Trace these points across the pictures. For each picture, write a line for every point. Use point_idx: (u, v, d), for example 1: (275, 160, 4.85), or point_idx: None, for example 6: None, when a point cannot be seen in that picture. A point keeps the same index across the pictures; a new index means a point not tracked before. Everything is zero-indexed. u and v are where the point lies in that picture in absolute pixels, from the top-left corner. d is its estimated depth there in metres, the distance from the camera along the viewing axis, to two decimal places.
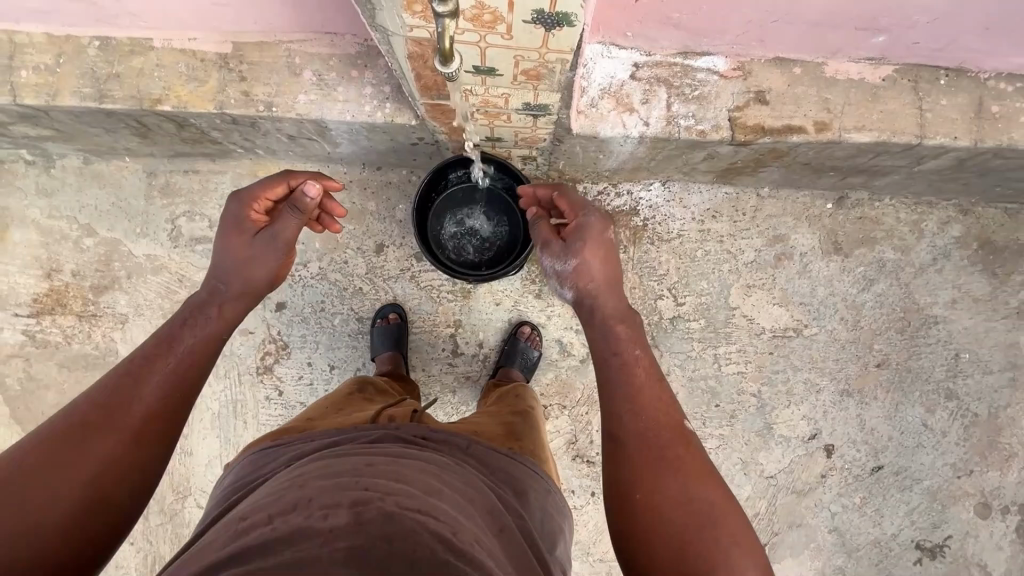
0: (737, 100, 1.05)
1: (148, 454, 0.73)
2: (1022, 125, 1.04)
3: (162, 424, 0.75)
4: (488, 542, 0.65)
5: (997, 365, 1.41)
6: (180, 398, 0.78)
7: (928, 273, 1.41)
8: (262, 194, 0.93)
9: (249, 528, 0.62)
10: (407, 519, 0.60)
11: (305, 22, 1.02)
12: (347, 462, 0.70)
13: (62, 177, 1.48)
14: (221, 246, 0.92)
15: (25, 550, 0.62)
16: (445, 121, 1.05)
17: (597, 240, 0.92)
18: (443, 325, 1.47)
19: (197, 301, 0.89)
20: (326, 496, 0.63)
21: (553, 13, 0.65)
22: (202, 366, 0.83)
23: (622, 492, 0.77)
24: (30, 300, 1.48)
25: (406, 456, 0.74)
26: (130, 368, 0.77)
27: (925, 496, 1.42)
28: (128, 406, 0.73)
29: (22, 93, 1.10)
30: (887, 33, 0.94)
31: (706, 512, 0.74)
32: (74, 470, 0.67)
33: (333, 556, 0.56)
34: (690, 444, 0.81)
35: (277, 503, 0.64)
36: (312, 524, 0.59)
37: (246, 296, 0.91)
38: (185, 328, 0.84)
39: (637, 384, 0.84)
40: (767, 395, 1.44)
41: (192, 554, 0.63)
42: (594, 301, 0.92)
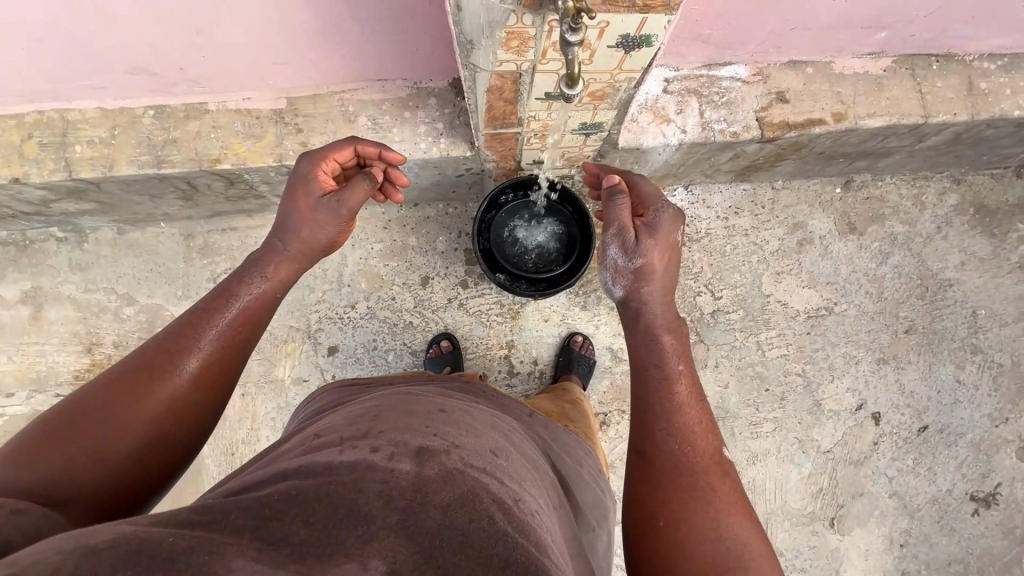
0: (761, 102, 1.15)
1: (211, 395, 0.78)
2: (1009, 97, 1.17)
3: (218, 373, 0.79)
4: (541, 513, 0.66)
5: (1011, 316, 1.53)
6: (235, 350, 0.82)
7: (936, 241, 1.53)
8: (331, 154, 0.94)
9: (323, 447, 0.64)
10: (467, 483, 0.60)
11: (359, 72, 1.09)
12: (417, 407, 0.73)
13: (96, 250, 1.47)
14: (288, 203, 0.93)
15: (94, 474, 0.66)
16: (499, 149, 1.11)
17: (666, 240, 0.96)
18: (496, 347, 1.49)
19: (257, 255, 0.92)
20: (396, 434, 0.65)
21: (637, 36, 0.73)
22: (255, 322, 0.85)
23: (650, 517, 0.77)
24: (72, 378, 1.44)
25: (471, 415, 0.77)
26: (190, 319, 0.80)
27: (970, 448, 1.51)
28: (188, 353, 0.77)
29: (77, 167, 1.11)
30: (889, 29, 1.06)
31: (733, 553, 0.73)
32: (139, 406, 0.71)
33: (387, 519, 0.53)
34: (727, 476, 0.81)
35: (352, 430, 0.67)
36: (376, 462, 0.60)
37: (301, 258, 0.93)
38: (243, 284, 0.86)
39: (676, 403, 0.85)
40: (811, 373, 1.51)
41: (272, 458, 0.68)
42: (640, 305, 0.95)
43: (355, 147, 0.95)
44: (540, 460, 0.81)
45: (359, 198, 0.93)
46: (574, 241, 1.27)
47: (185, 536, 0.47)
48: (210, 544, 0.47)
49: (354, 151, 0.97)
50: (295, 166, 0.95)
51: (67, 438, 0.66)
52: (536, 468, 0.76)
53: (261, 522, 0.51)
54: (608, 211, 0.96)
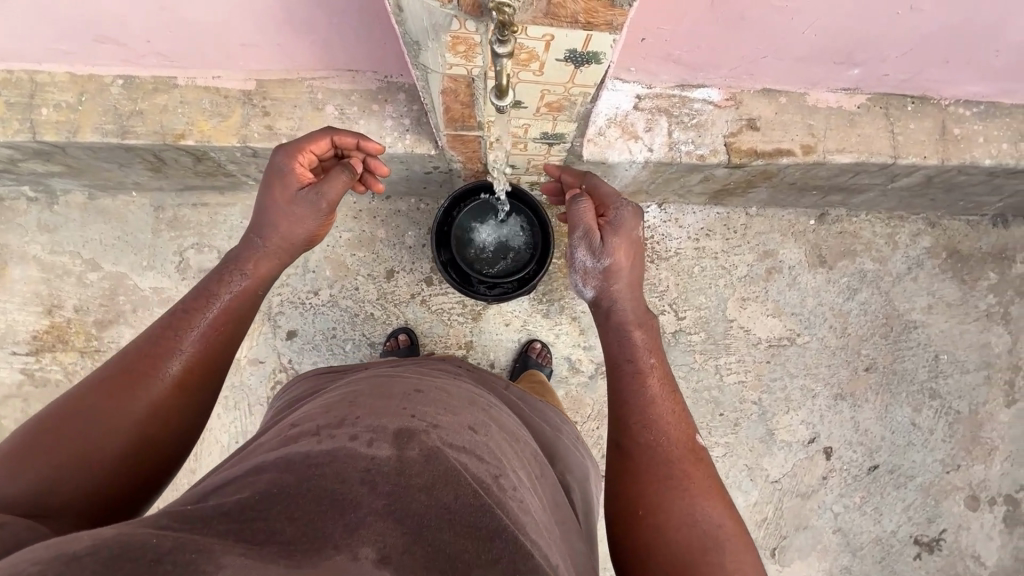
0: (731, 127, 1.15)
1: (194, 396, 0.77)
2: (981, 146, 1.17)
3: (200, 375, 0.79)
4: (521, 484, 0.71)
5: (972, 364, 1.52)
6: (218, 351, 0.81)
7: (905, 281, 1.53)
8: (307, 146, 0.92)
9: (297, 437, 0.66)
10: (449, 462, 0.64)
11: (329, 61, 1.08)
12: (393, 388, 0.76)
13: (66, 213, 1.47)
14: (264, 194, 0.91)
15: (81, 482, 0.66)
16: (463, 150, 1.11)
17: (630, 238, 0.95)
18: (454, 347, 1.49)
19: (236, 253, 0.91)
20: (373, 419, 0.67)
21: (584, 52, 0.72)
22: (238, 320, 0.85)
23: (630, 507, 0.78)
24: (29, 338, 1.45)
25: (447, 391, 0.80)
26: (170, 322, 0.80)
27: (919, 492, 1.50)
28: (169, 357, 0.76)
29: (42, 130, 1.12)
30: (862, 66, 1.05)
31: (712, 535, 0.73)
32: (123, 412, 0.71)
33: (373, 504, 0.57)
34: (701, 461, 0.82)
35: (326, 417, 0.68)
36: (357, 449, 0.63)
37: (280, 255, 0.92)
38: (222, 283, 0.86)
39: (649, 395, 0.86)
40: (767, 402, 1.51)
41: (246, 452, 0.69)
42: (611, 303, 0.94)
43: (332, 139, 0.93)
44: (521, 431, 0.84)
45: (339, 189, 0.91)
46: (537, 247, 1.26)
47: (169, 537, 0.48)
48: (196, 543, 0.48)
49: (331, 143, 0.94)
50: (271, 158, 0.92)
51: (50, 448, 0.66)
52: (517, 440, 0.80)
53: (242, 523, 0.53)
54: (570, 215, 0.97)
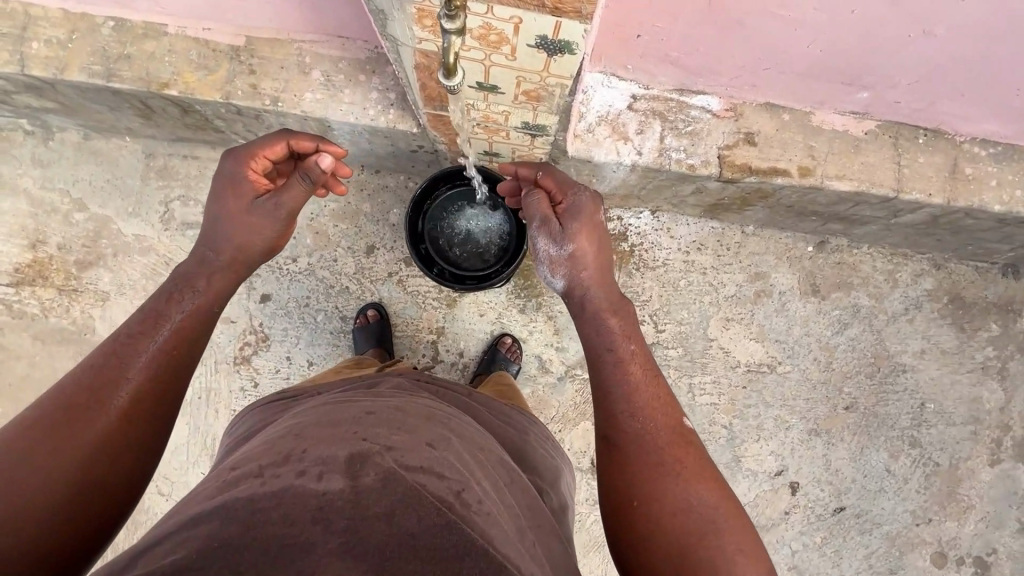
0: (727, 139, 1.09)
1: (146, 427, 0.72)
2: (992, 189, 1.10)
3: (150, 404, 0.73)
4: (490, 493, 0.68)
5: (959, 417, 1.45)
6: (170, 376, 0.76)
7: (900, 322, 1.46)
8: (259, 151, 0.89)
9: (238, 480, 0.62)
10: (407, 483, 0.62)
11: (318, 24, 1.06)
12: (343, 413, 0.72)
13: (60, 150, 1.48)
14: (217, 206, 0.89)
15: (19, 537, 0.59)
16: (445, 132, 1.08)
17: (591, 222, 0.91)
18: (426, 331, 1.47)
19: (185, 270, 0.86)
20: (321, 450, 0.64)
21: (556, 40, 0.68)
22: (193, 340, 0.79)
23: (622, 497, 0.74)
24: (12, 270, 1.47)
25: (404, 407, 0.76)
26: (115, 348, 0.74)
27: (883, 540, 1.45)
28: (115, 387, 0.71)
29: (30, 64, 1.11)
30: (871, 90, 0.99)
31: (709, 519, 0.70)
32: (65, 452, 0.65)
33: (329, 545, 0.55)
34: (691, 443, 0.79)
35: (269, 454, 0.64)
36: (305, 486, 0.59)
37: (235, 267, 0.89)
38: (172, 303, 0.81)
39: (632, 384, 0.82)
40: (737, 428, 1.46)
41: (186, 499, 0.64)
42: (583, 292, 0.90)
43: (289, 143, 0.90)
44: (487, 442, 0.81)
45: (299, 199, 0.89)
46: (512, 238, 1.23)
47: None
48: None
49: (287, 147, 0.91)
50: (221, 167, 0.90)
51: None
52: (483, 450, 0.76)
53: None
54: (527, 210, 0.95)
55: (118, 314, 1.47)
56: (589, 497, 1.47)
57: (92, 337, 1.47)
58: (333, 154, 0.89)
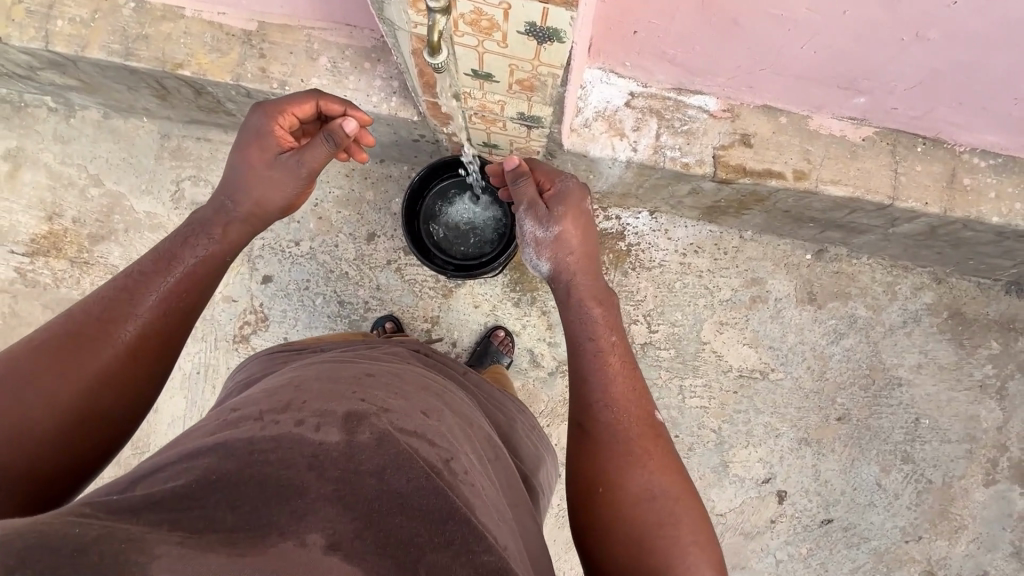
0: (723, 140, 1.10)
1: (149, 365, 0.76)
2: (991, 201, 1.09)
3: (156, 342, 0.77)
4: (476, 467, 0.70)
5: (955, 435, 1.43)
6: (177, 317, 0.80)
7: (897, 334, 1.45)
8: (288, 108, 0.92)
9: (238, 422, 0.64)
10: (399, 445, 0.64)
11: (327, 11, 1.10)
12: (343, 374, 0.75)
13: (80, 128, 1.54)
14: (239, 159, 0.93)
15: (19, 450, 0.63)
16: (444, 121, 1.10)
17: (577, 208, 0.92)
18: (421, 319, 1.50)
19: (201, 218, 0.91)
20: (321, 404, 0.66)
21: (544, 27, 0.70)
22: (202, 286, 0.84)
23: (587, 485, 0.75)
24: (28, 240, 1.52)
25: (401, 377, 0.79)
26: (128, 284, 0.78)
27: (870, 556, 1.43)
28: (124, 322, 0.75)
29: (54, 41, 1.16)
30: (868, 95, 1.00)
31: (668, 509, 0.71)
32: (71, 379, 0.68)
33: (322, 490, 0.56)
34: (659, 437, 0.79)
35: (270, 402, 0.67)
36: (304, 434, 0.61)
37: (252, 220, 0.94)
38: (187, 248, 0.85)
39: (608, 375, 0.82)
40: (726, 433, 1.46)
41: (183, 437, 0.66)
42: (570, 278, 0.92)
43: (318, 104, 0.94)
44: (476, 417, 0.83)
45: (321, 160, 0.92)
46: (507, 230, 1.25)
47: (94, 527, 0.47)
48: (124, 533, 0.47)
49: (316, 107, 0.95)
50: (249, 119, 0.94)
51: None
52: (472, 425, 0.79)
53: (177, 513, 0.52)
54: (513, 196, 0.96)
55: None
56: None
57: None
58: (359, 119, 0.92)
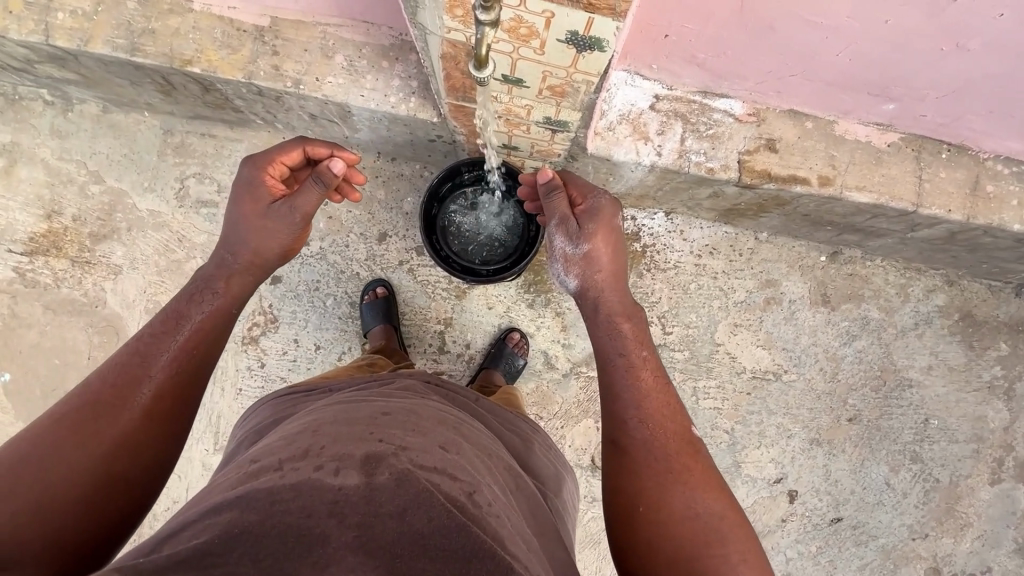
0: (748, 144, 1.09)
1: (165, 425, 0.73)
2: (1014, 208, 1.09)
3: (172, 401, 0.75)
4: (498, 499, 0.70)
5: (962, 435, 1.45)
6: (189, 374, 0.78)
7: (909, 336, 1.46)
8: (277, 158, 0.91)
9: (258, 472, 0.64)
10: (420, 483, 0.63)
11: (344, 8, 1.06)
12: (359, 412, 0.74)
13: (78, 122, 1.48)
14: (234, 211, 0.90)
15: (45, 523, 0.61)
16: (465, 123, 1.07)
17: (607, 226, 0.91)
18: (434, 320, 1.48)
19: (205, 274, 0.88)
20: (339, 447, 0.66)
21: (586, 36, 0.68)
22: (211, 340, 0.82)
23: (627, 499, 0.75)
24: (26, 238, 1.48)
25: (418, 410, 0.78)
26: (139, 347, 0.76)
27: (878, 553, 1.45)
28: (139, 384, 0.73)
29: (55, 34, 1.11)
30: (898, 102, 0.99)
31: (713, 526, 0.71)
32: (86, 449, 0.67)
33: (344, 538, 0.57)
34: (696, 452, 0.79)
35: (288, 448, 0.67)
36: (322, 480, 0.61)
37: (253, 270, 0.90)
38: (193, 305, 0.83)
39: (641, 389, 0.82)
40: (739, 433, 1.46)
41: (209, 490, 0.67)
42: (598, 294, 0.91)
43: (304, 150, 0.91)
44: (495, 446, 0.83)
45: (313, 202, 0.88)
46: (523, 237, 1.24)
47: None
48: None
49: (303, 153, 0.92)
50: (239, 172, 0.91)
51: (10, 490, 0.61)
52: (490, 455, 0.78)
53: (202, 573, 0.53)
54: (545, 208, 0.95)
55: (129, 289, 1.48)
56: (588, 495, 1.47)
57: (103, 309, 1.48)
58: (345, 160, 0.89)
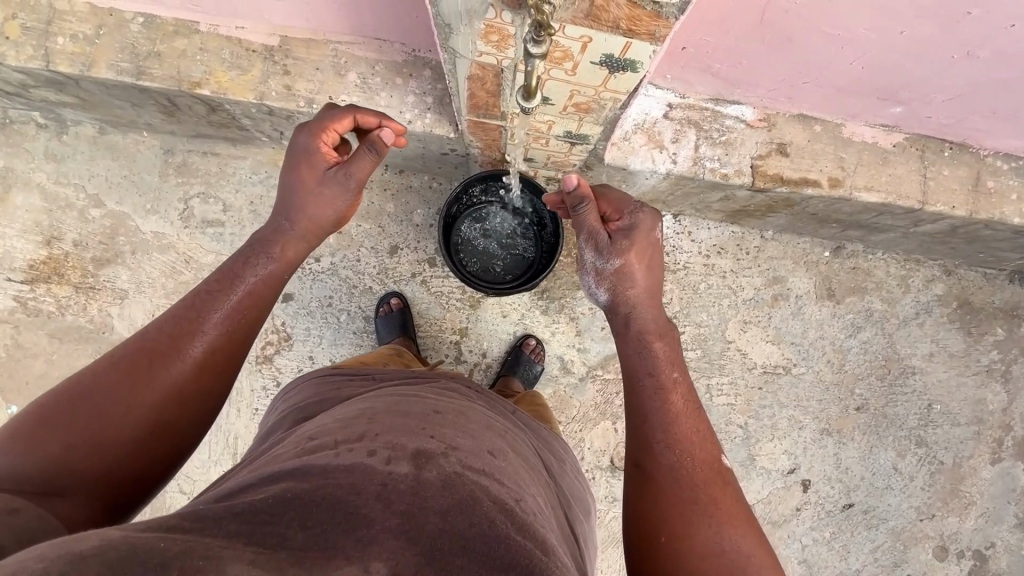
0: (760, 149, 1.11)
1: (213, 381, 0.74)
2: (1013, 202, 1.14)
3: (222, 357, 0.75)
4: (540, 511, 0.70)
5: (964, 418, 1.51)
6: (240, 334, 0.78)
7: (910, 325, 1.51)
8: (331, 124, 0.87)
9: (315, 449, 0.65)
10: (466, 487, 0.63)
11: (357, 27, 1.05)
12: (413, 407, 0.74)
13: (74, 145, 1.45)
14: (291, 177, 0.90)
15: (97, 460, 0.64)
16: (483, 137, 1.07)
17: (642, 242, 0.91)
18: (449, 331, 1.48)
19: (260, 236, 0.88)
20: (392, 435, 0.66)
21: (621, 59, 0.69)
22: (262, 303, 0.82)
23: (651, 528, 0.72)
24: (25, 266, 1.44)
25: (468, 414, 0.78)
26: (194, 302, 0.77)
27: (889, 535, 1.50)
28: (192, 338, 0.73)
29: (55, 60, 1.08)
30: (905, 105, 1.02)
31: (738, 564, 0.68)
32: (138, 394, 0.67)
33: (386, 523, 0.56)
34: (725, 483, 0.76)
35: (344, 431, 0.68)
36: (374, 465, 0.62)
37: (309, 237, 0.91)
38: (247, 267, 0.83)
39: (671, 412, 0.81)
40: (752, 428, 1.50)
41: (261, 463, 0.67)
42: (630, 311, 0.91)
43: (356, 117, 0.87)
44: (533, 455, 0.84)
45: (366, 171, 0.88)
46: (534, 260, 1.26)
47: (177, 541, 0.49)
48: (203, 548, 0.49)
49: (354, 121, 0.89)
50: (293, 139, 0.90)
51: (66, 425, 0.63)
52: (533, 466, 0.79)
53: (254, 526, 0.53)
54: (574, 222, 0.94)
55: (136, 312, 1.45)
56: (608, 495, 1.49)
57: (110, 335, 1.45)
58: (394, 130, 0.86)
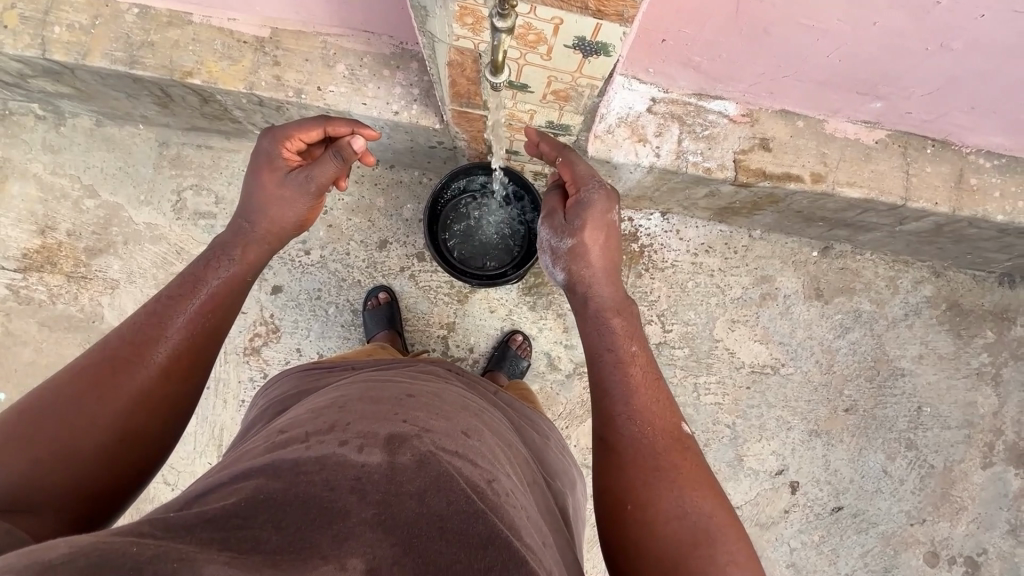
0: (742, 144, 1.12)
1: (180, 387, 0.75)
2: (997, 200, 1.14)
3: (188, 363, 0.76)
4: (517, 491, 0.70)
5: (954, 421, 1.50)
6: (204, 337, 0.79)
7: (900, 327, 1.50)
8: (296, 134, 0.91)
9: (286, 443, 0.65)
10: (441, 466, 0.63)
11: (345, 19, 1.08)
12: (385, 392, 0.74)
13: (71, 136, 1.47)
14: (253, 181, 0.93)
15: (67, 471, 0.64)
16: (467, 128, 1.09)
17: (596, 221, 0.90)
18: (436, 326, 1.49)
19: (223, 241, 0.90)
20: (365, 425, 0.66)
21: (593, 42, 0.70)
22: (225, 309, 0.83)
23: (616, 497, 0.73)
24: (19, 255, 1.45)
25: (441, 396, 0.78)
26: (155, 309, 0.77)
27: (878, 540, 1.48)
28: (155, 345, 0.74)
29: (51, 48, 1.11)
30: (885, 100, 1.03)
31: (702, 525, 0.68)
32: (104, 404, 0.68)
33: (363, 515, 0.56)
34: (686, 449, 0.77)
35: (316, 422, 0.67)
36: (347, 456, 0.61)
37: (269, 238, 0.92)
38: (209, 270, 0.84)
39: (631, 385, 0.80)
40: (740, 428, 1.49)
41: (236, 458, 0.67)
42: (589, 290, 0.90)
43: (324, 129, 0.92)
44: (513, 438, 0.83)
45: (328, 175, 0.92)
46: (516, 254, 1.26)
47: (149, 545, 0.47)
48: (177, 552, 0.47)
49: (323, 133, 0.93)
50: (258, 144, 0.93)
51: (30, 438, 0.64)
52: (510, 447, 0.79)
53: (229, 533, 0.52)
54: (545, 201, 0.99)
55: (126, 302, 1.46)
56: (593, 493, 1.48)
57: (100, 325, 1.46)
58: (365, 136, 0.92)
